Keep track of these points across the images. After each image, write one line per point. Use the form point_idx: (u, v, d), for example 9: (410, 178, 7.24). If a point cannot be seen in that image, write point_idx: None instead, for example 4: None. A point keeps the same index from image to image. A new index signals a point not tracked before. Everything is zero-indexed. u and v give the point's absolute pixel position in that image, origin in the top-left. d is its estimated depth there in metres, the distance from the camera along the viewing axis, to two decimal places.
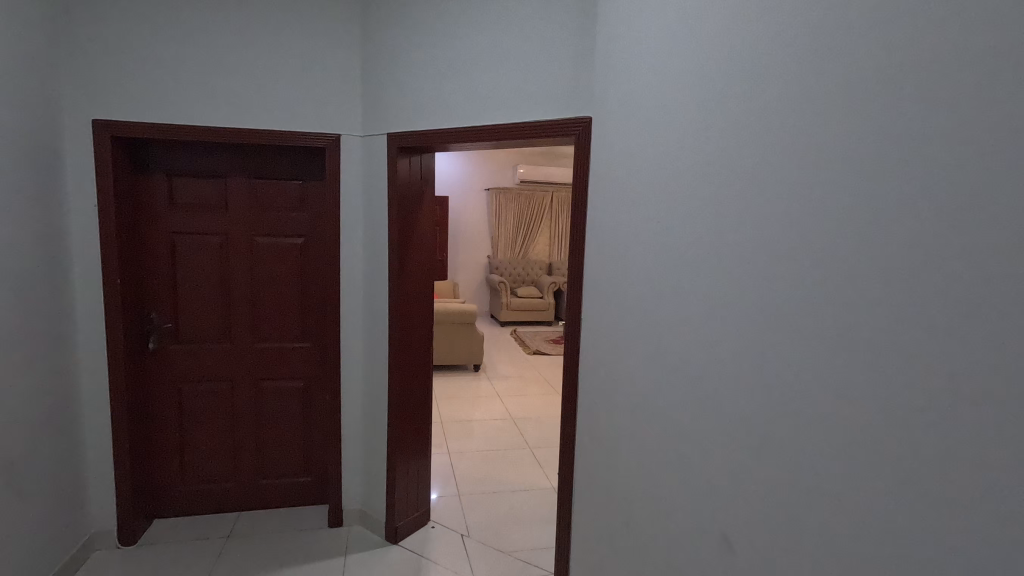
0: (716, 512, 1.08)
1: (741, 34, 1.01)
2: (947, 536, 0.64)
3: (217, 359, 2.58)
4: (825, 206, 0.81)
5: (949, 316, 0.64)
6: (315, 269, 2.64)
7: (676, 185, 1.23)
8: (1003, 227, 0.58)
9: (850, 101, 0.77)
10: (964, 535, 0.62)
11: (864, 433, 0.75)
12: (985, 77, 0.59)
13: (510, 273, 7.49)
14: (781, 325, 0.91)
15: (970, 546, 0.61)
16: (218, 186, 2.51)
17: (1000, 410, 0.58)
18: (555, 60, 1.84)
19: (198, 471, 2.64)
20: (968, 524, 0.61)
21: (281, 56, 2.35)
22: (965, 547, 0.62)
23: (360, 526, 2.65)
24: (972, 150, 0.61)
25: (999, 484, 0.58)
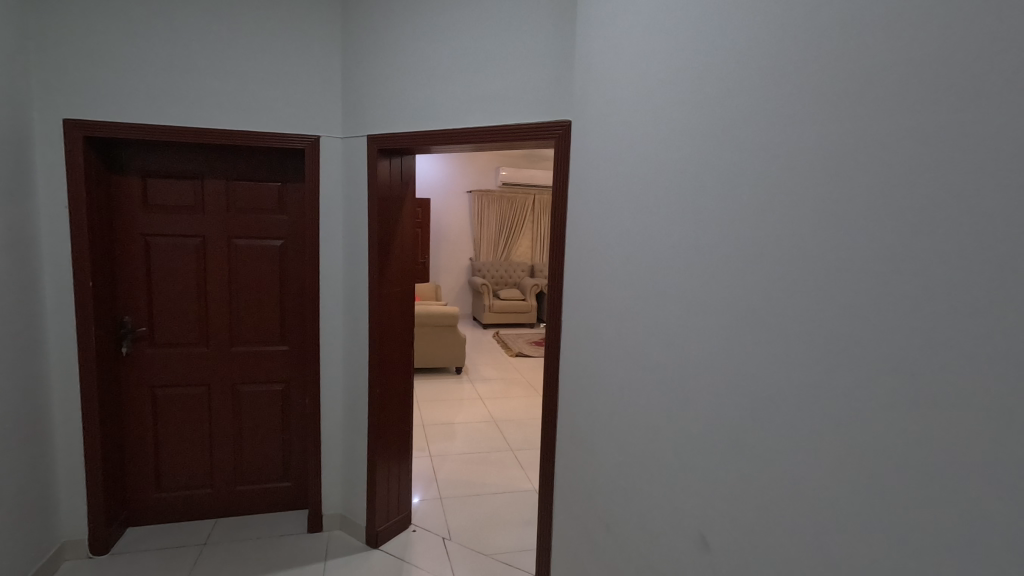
0: (695, 513, 1.10)
1: (718, 40, 1.03)
2: (911, 534, 0.66)
3: (193, 363, 2.54)
4: (800, 212, 0.83)
5: (910, 319, 0.66)
6: (294, 271, 2.61)
7: (653, 189, 1.25)
8: (974, 230, 0.59)
9: (822, 108, 0.79)
10: (928, 536, 0.64)
11: (842, 432, 0.76)
12: (946, 89, 0.62)
13: (492, 274, 7.51)
14: (757, 327, 0.93)
15: (932, 544, 0.64)
16: (194, 187, 2.47)
17: (959, 410, 0.61)
18: (535, 64, 1.86)
19: (173, 476, 2.59)
20: (929, 522, 0.64)
21: (260, 57, 2.33)
22: (928, 544, 0.64)
23: (341, 531, 2.62)
24: (941, 155, 0.62)
25: (959, 482, 0.61)
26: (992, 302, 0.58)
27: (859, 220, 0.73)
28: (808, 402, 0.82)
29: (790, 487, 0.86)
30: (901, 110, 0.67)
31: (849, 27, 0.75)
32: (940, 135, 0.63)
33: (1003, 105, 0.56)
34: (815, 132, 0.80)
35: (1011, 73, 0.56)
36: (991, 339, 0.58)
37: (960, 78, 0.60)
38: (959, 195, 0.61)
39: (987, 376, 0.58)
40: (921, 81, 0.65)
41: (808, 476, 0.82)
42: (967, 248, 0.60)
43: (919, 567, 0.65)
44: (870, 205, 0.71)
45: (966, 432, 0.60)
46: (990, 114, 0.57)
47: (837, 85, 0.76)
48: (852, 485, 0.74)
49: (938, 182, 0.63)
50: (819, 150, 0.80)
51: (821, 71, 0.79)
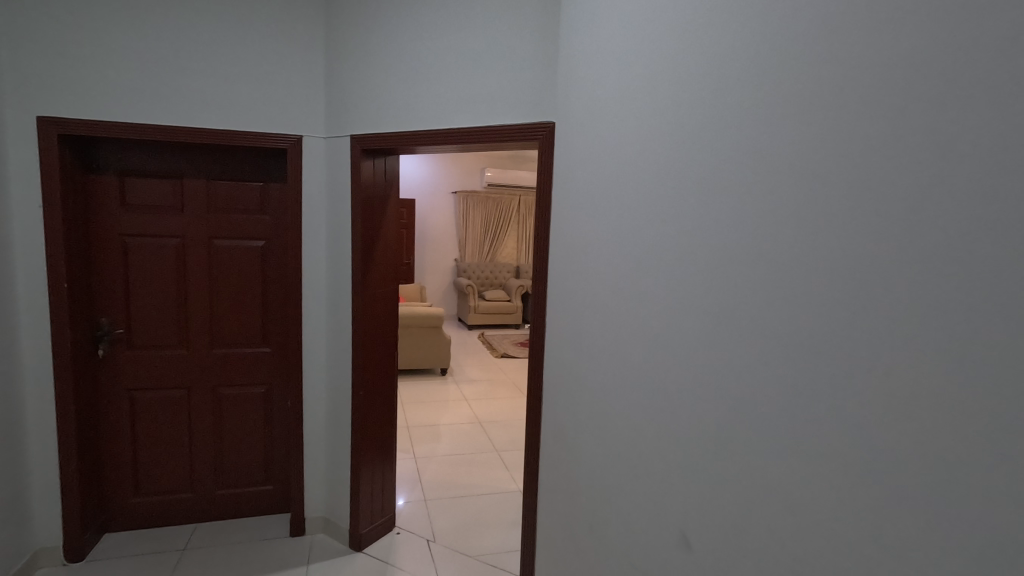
0: (677, 513, 1.11)
1: (699, 44, 1.04)
2: (884, 530, 0.67)
3: (173, 365, 2.50)
4: (779, 214, 0.85)
5: (882, 318, 0.68)
6: (276, 272, 2.58)
7: (636, 191, 1.26)
8: (946, 232, 0.60)
9: (800, 112, 0.80)
10: (900, 533, 0.65)
11: (819, 430, 0.77)
12: (915, 94, 0.63)
13: (477, 275, 7.50)
14: (737, 328, 0.94)
15: (903, 540, 0.65)
16: (174, 186, 2.43)
17: (927, 408, 0.62)
18: (519, 65, 1.86)
19: (152, 481, 2.55)
20: (902, 518, 0.65)
21: (241, 55, 2.30)
22: (900, 540, 0.65)
23: (324, 535, 2.60)
24: (910, 158, 0.64)
25: (928, 479, 0.62)
26: (962, 303, 0.59)
27: (837, 222, 0.74)
28: (786, 401, 0.83)
29: (770, 487, 0.87)
30: (874, 114, 0.68)
31: (827, 33, 0.76)
32: (914, 138, 0.63)
33: (973, 109, 0.57)
34: (796, 134, 0.81)
35: (980, 79, 0.57)
36: (963, 340, 0.58)
37: (932, 83, 0.61)
38: (932, 197, 0.62)
39: (958, 375, 0.59)
40: (895, 85, 0.66)
41: (789, 476, 0.83)
42: (940, 249, 0.61)
43: (895, 567, 0.66)
44: (847, 208, 0.72)
45: (938, 432, 0.61)
46: (961, 118, 0.58)
47: (814, 90, 0.78)
48: (832, 485, 0.75)
49: (907, 184, 0.64)
50: (798, 153, 0.81)
51: (798, 75, 0.81)
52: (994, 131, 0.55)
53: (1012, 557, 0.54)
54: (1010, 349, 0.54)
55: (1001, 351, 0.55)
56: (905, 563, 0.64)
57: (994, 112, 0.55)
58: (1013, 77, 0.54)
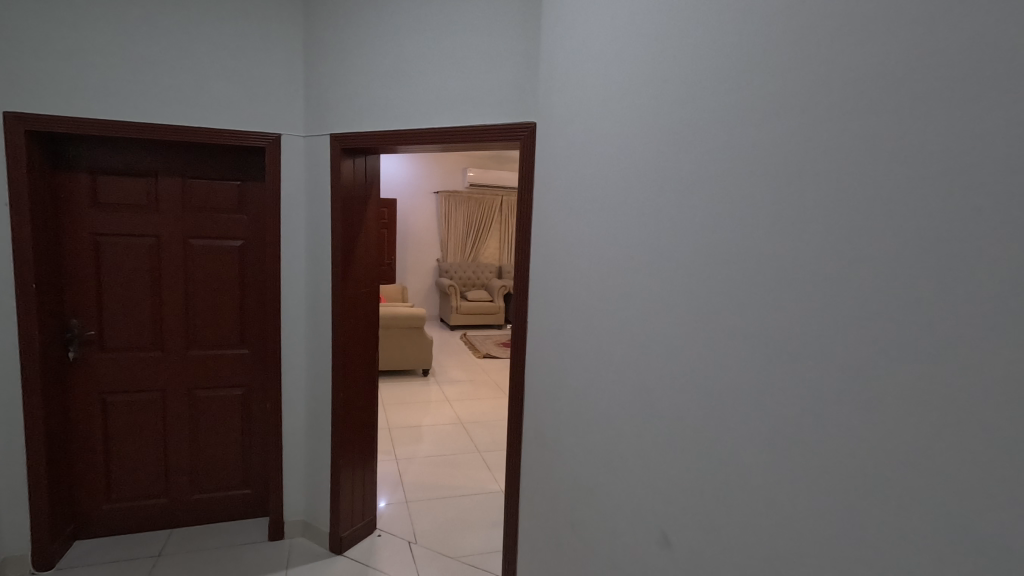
0: (657, 511, 1.12)
1: (678, 46, 1.05)
2: (855, 528, 0.68)
3: (147, 367, 2.44)
4: (753, 217, 0.86)
5: (850, 319, 0.69)
6: (254, 273, 2.55)
7: (617, 192, 1.27)
8: (914, 233, 0.61)
9: (773, 115, 0.82)
10: (870, 530, 0.66)
11: (793, 429, 0.78)
12: (881, 99, 0.65)
13: (459, 276, 7.49)
14: (714, 328, 0.95)
15: (872, 536, 0.66)
16: (148, 185, 2.38)
17: (892, 407, 0.63)
18: (500, 65, 1.86)
19: (125, 486, 2.49)
20: (870, 516, 0.66)
21: (217, 52, 2.26)
22: (869, 537, 0.66)
23: (304, 538, 2.56)
24: (875, 162, 0.65)
25: (894, 477, 0.63)
26: (931, 304, 0.59)
27: (808, 224, 0.75)
28: (761, 401, 0.85)
29: (748, 486, 0.88)
30: (843, 119, 0.70)
31: (801, 35, 0.77)
32: (883, 140, 0.64)
33: (940, 111, 0.58)
34: (770, 138, 0.82)
35: (947, 82, 0.57)
36: (930, 340, 0.59)
37: (901, 85, 0.62)
38: (900, 199, 0.62)
39: (927, 375, 0.59)
40: (866, 87, 0.66)
41: (766, 476, 0.84)
42: (908, 250, 0.61)
43: (868, 565, 0.67)
44: (817, 210, 0.74)
45: (899, 430, 0.62)
46: (929, 120, 0.59)
47: (787, 94, 0.79)
48: (807, 484, 0.76)
49: (872, 187, 0.66)
50: (774, 155, 0.81)
51: (772, 79, 0.82)
52: (960, 133, 0.56)
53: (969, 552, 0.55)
54: (976, 349, 0.55)
55: (967, 350, 0.55)
56: (874, 559, 0.66)
57: (959, 114, 0.56)
58: (977, 80, 0.54)
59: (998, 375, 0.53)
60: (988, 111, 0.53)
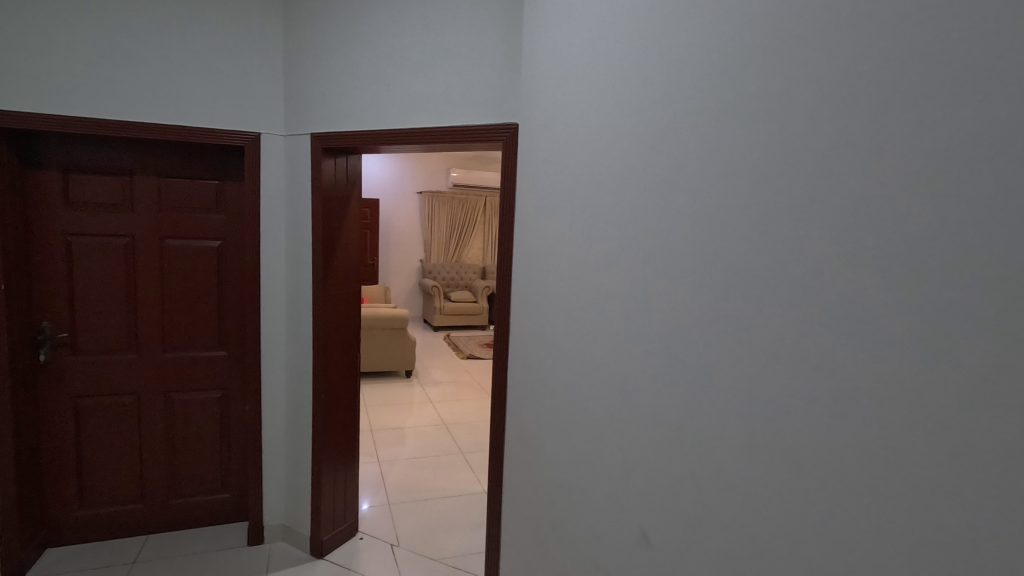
0: (637, 510, 1.13)
1: (658, 49, 1.06)
2: (829, 527, 0.69)
3: (122, 370, 2.39)
4: (730, 220, 0.87)
5: (824, 320, 0.70)
6: (233, 274, 2.51)
7: (598, 192, 1.28)
8: (887, 236, 0.61)
9: (750, 119, 0.83)
10: (843, 529, 0.67)
11: (771, 429, 0.79)
12: (853, 104, 0.66)
13: (443, 276, 7.46)
14: (694, 328, 0.96)
15: (845, 535, 0.67)
16: (123, 184, 2.33)
17: (864, 408, 0.64)
18: (483, 65, 1.86)
19: (99, 491, 2.43)
20: (843, 516, 0.67)
21: (195, 50, 2.23)
22: (842, 536, 0.67)
23: (284, 542, 2.53)
24: (848, 167, 0.66)
25: (866, 476, 0.64)
26: (904, 305, 0.60)
27: (784, 226, 0.77)
28: (739, 401, 0.86)
29: (727, 485, 0.89)
30: (818, 122, 0.71)
31: (776, 39, 0.78)
32: (855, 146, 0.65)
33: (912, 115, 0.59)
34: (747, 141, 0.83)
35: (919, 85, 0.58)
36: (903, 340, 0.60)
37: (874, 88, 0.63)
38: (870, 202, 0.63)
39: (900, 377, 0.60)
40: (841, 90, 0.67)
41: (746, 476, 0.84)
42: (879, 252, 0.62)
43: (842, 565, 0.67)
44: (793, 213, 0.75)
45: (870, 431, 0.63)
46: (903, 123, 0.60)
47: (763, 97, 0.80)
48: (783, 483, 0.77)
49: (843, 190, 0.67)
50: (752, 155, 0.82)
51: (750, 83, 0.83)
52: (931, 137, 0.57)
53: (937, 550, 0.56)
54: (948, 350, 0.55)
55: (939, 353, 0.56)
56: (847, 557, 0.67)
57: (932, 118, 0.57)
58: (949, 84, 0.55)
59: (968, 377, 0.54)
60: (960, 115, 0.54)
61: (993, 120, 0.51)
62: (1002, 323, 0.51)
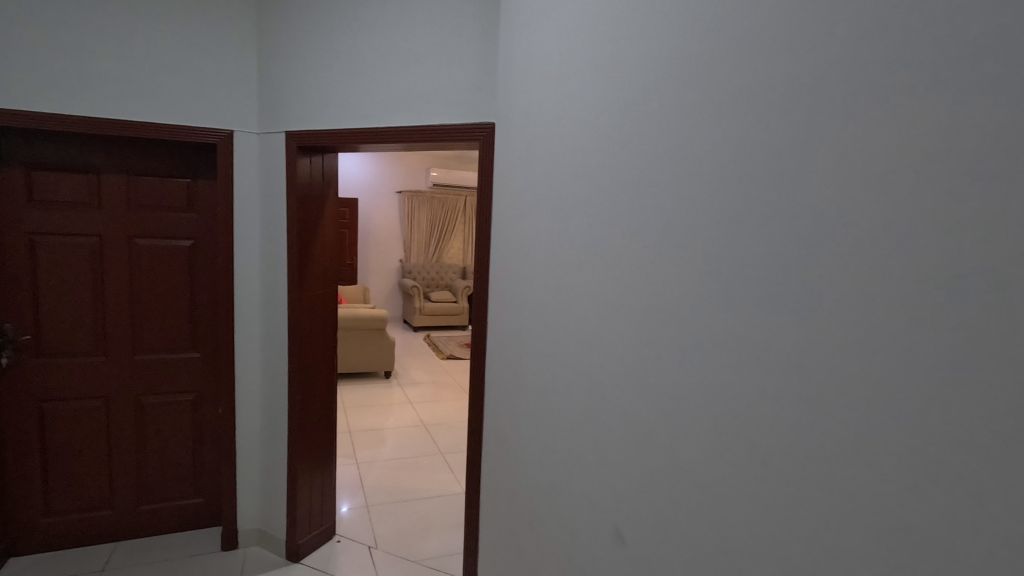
0: (612, 508, 1.13)
1: (632, 50, 1.07)
2: (798, 523, 0.70)
3: (89, 373, 2.32)
4: (701, 221, 0.88)
5: (793, 319, 0.71)
6: (206, 274, 2.46)
7: (573, 191, 1.28)
8: (853, 238, 0.62)
9: (721, 121, 0.84)
10: (812, 526, 0.68)
11: (741, 427, 0.81)
12: (820, 108, 0.67)
13: (423, 276, 7.43)
14: (668, 327, 0.97)
15: (813, 532, 0.68)
16: (90, 182, 2.26)
17: (831, 407, 0.65)
18: (459, 65, 1.85)
19: (65, 498, 2.36)
20: (812, 512, 0.68)
21: (166, 45, 2.18)
22: (810, 532, 0.69)
23: (259, 547, 2.49)
24: (814, 169, 0.68)
25: (834, 473, 0.65)
26: (865, 307, 0.61)
27: (753, 227, 0.78)
28: (711, 400, 0.87)
29: (698, 482, 0.90)
30: (785, 125, 0.72)
31: (746, 42, 0.79)
32: (821, 149, 0.67)
33: (874, 116, 0.60)
34: (718, 143, 0.85)
35: (883, 85, 0.59)
36: (866, 341, 0.61)
37: (843, 86, 0.64)
38: (835, 203, 0.65)
39: (869, 373, 0.61)
40: (812, 89, 0.68)
41: (717, 474, 0.85)
42: (844, 254, 0.64)
43: (810, 560, 0.69)
44: (762, 214, 0.76)
45: (837, 429, 0.65)
46: (866, 125, 0.61)
47: (733, 100, 0.82)
48: (753, 480, 0.78)
49: (812, 192, 0.68)
50: (724, 155, 0.83)
51: (720, 86, 0.84)
52: (896, 135, 0.58)
53: (897, 544, 0.58)
54: (910, 346, 0.56)
55: (902, 347, 0.57)
56: (816, 552, 0.68)
57: (893, 120, 0.58)
58: (915, 80, 0.56)
59: (929, 372, 0.55)
60: (923, 111, 0.55)
61: (954, 120, 0.52)
62: (960, 318, 0.52)
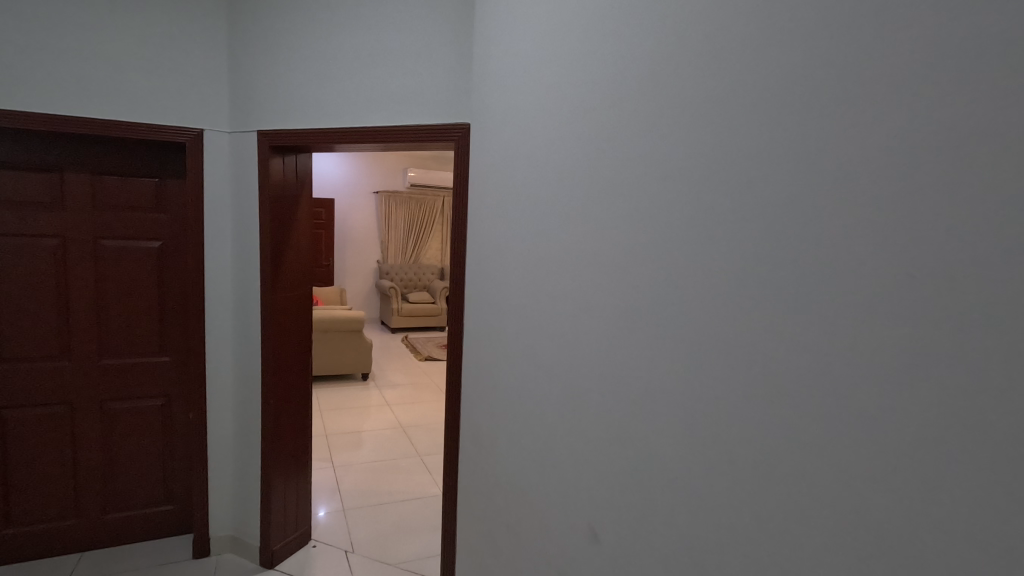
0: (587, 507, 1.14)
1: (604, 52, 1.08)
2: (771, 519, 0.72)
3: (52, 379, 2.25)
4: (674, 222, 0.90)
5: (762, 319, 0.73)
6: (176, 277, 2.41)
7: (547, 193, 1.29)
8: (820, 242, 0.65)
9: (692, 123, 0.86)
10: (785, 521, 0.70)
11: (712, 425, 0.82)
12: (788, 114, 0.69)
13: (401, 277, 7.38)
14: (641, 326, 0.99)
15: (787, 527, 0.70)
16: (53, 182, 2.20)
17: (802, 404, 0.68)
18: (434, 65, 1.84)
19: (27, 508, 2.28)
20: (784, 508, 0.70)
21: (131, 42, 2.12)
22: (784, 527, 0.70)
23: (232, 554, 2.44)
24: (784, 174, 0.70)
25: (806, 469, 0.67)
26: (831, 307, 0.64)
27: (724, 229, 0.80)
28: (682, 398, 0.88)
29: (671, 480, 0.91)
30: (755, 130, 0.74)
31: (715, 49, 0.81)
32: (790, 154, 0.69)
33: (841, 123, 0.62)
34: (688, 146, 0.86)
35: (848, 93, 0.61)
36: (834, 339, 0.63)
37: (808, 94, 0.66)
38: (805, 207, 0.67)
39: (836, 370, 0.63)
40: (784, 94, 0.70)
41: (691, 471, 0.86)
42: (813, 256, 0.66)
43: (783, 553, 0.71)
44: (732, 216, 0.78)
45: (808, 425, 0.67)
46: (832, 132, 0.63)
47: (703, 105, 0.83)
48: (724, 476, 0.80)
49: (781, 196, 0.70)
50: (695, 158, 0.85)
51: (691, 90, 0.86)
52: (864, 141, 0.60)
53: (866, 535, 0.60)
54: (885, 347, 0.58)
55: (873, 346, 0.59)
56: (789, 546, 0.70)
57: (859, 129, 0.60)
58: (886, 86, 0.58)
59: (903, 373, 0.56)
60: (896, 117, 0.57)
61: (916, 129, 0.55)
62: (932, 321, 0.54)
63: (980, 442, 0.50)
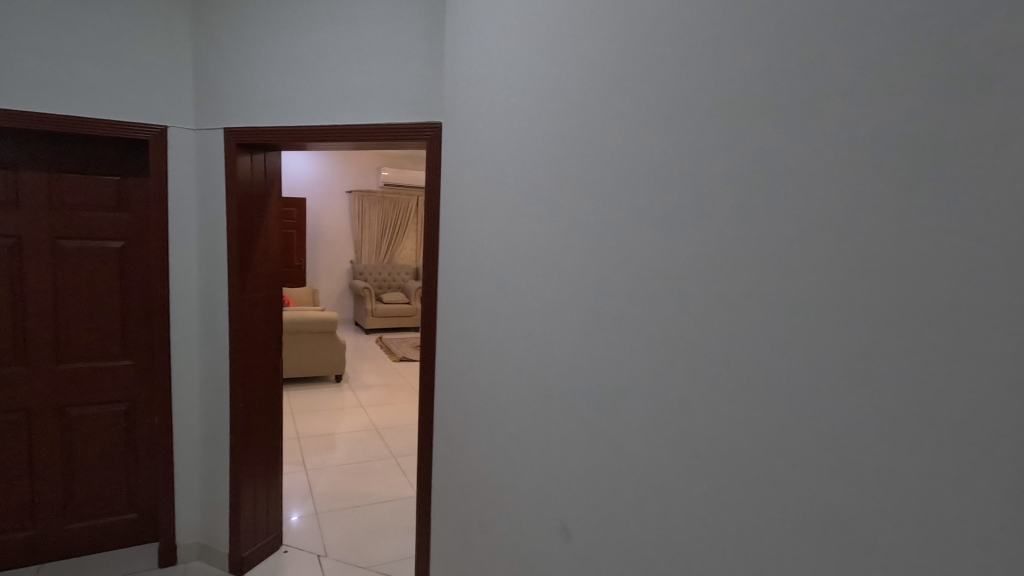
0: (559, 504, 1.14)
1: (573, 52, 1.09)
2: (736, 511, 0.74)
3: (6, 383, 2.15)
4: (641, 221, 0.91)
5: (726, 315, 0.75)
6: (139, 278, 2.34)
7: (517, 191, 1.29)
8: (781, 240, 0.67)
9: (659, 124, 0.87)
10: (749, 512, 0.72)
11: (679, 420, 0.84)
12: (751, 116, 0.71)
13: (375, 277, 7.30)
14: (610, 324, 1.00)
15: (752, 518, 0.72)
16: (7, 179, 2.11)
17: (766, 397, 0.69)
18: (404, 63, 1.83)
19: None
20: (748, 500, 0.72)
21: (90, 34, 2.04)
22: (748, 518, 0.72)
23: (199, 562, 2.38)
24: (747, 174, 0.72)
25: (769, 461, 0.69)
26: (792, 303, 0.65)
27: (690, 228, 0.81)
28: (650, 395, 0.90)
29: (640, 477, 0.92)
30: (720, 131, 0.76)
31: (682, 51, 0.83)
32: (753, 155, 0.71)
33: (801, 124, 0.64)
34: (656, 146, 0.88)
35: (809, 95, 0.63)
36: (796, 334, 0.65)
37: (770, 97, 0.68)
38: (767, 205, 0.69)
39: (797, 364, 0.65)
40: (747, 97, 0.72)
41: (659, 467, 0.88)
42: (774, 253, 0.68)
43: (747, 543, 0.72)
44: (698, 215, 0.80)
45: (772, 418, 0.69)
46: (793, 133, 0.65)
47: (669, 106, 0.85)
48: (691, 471, 0.81)
49: (745, 194, 0.72)
50: (662, 158, 0.86)
51: (658, 91, 0.87)
52: (822, 142, 0.62)
53: (827, 523, 0.62)
54: (841, 342, 0.60)
55: (832, 341, 0.61)
56: (754, 538, 0.71)
57: (818, 129, 0.62)
58: (841, 88, 0.60)
59: (858, 367, 0.58)
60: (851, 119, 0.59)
61: (869, 129, 0.57)
62: (884, 318, 0.56)
63: (931, 432, 0.52)
